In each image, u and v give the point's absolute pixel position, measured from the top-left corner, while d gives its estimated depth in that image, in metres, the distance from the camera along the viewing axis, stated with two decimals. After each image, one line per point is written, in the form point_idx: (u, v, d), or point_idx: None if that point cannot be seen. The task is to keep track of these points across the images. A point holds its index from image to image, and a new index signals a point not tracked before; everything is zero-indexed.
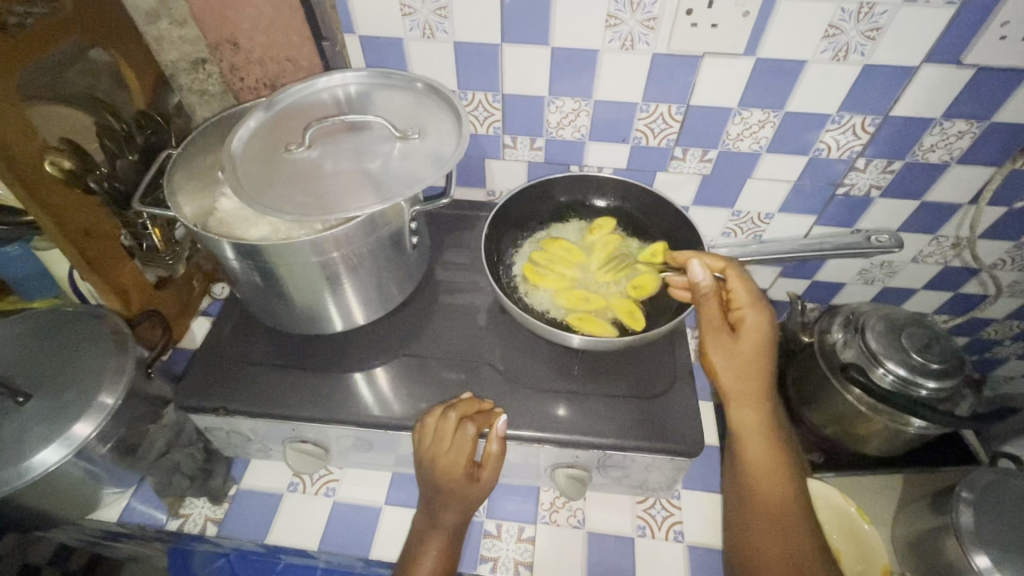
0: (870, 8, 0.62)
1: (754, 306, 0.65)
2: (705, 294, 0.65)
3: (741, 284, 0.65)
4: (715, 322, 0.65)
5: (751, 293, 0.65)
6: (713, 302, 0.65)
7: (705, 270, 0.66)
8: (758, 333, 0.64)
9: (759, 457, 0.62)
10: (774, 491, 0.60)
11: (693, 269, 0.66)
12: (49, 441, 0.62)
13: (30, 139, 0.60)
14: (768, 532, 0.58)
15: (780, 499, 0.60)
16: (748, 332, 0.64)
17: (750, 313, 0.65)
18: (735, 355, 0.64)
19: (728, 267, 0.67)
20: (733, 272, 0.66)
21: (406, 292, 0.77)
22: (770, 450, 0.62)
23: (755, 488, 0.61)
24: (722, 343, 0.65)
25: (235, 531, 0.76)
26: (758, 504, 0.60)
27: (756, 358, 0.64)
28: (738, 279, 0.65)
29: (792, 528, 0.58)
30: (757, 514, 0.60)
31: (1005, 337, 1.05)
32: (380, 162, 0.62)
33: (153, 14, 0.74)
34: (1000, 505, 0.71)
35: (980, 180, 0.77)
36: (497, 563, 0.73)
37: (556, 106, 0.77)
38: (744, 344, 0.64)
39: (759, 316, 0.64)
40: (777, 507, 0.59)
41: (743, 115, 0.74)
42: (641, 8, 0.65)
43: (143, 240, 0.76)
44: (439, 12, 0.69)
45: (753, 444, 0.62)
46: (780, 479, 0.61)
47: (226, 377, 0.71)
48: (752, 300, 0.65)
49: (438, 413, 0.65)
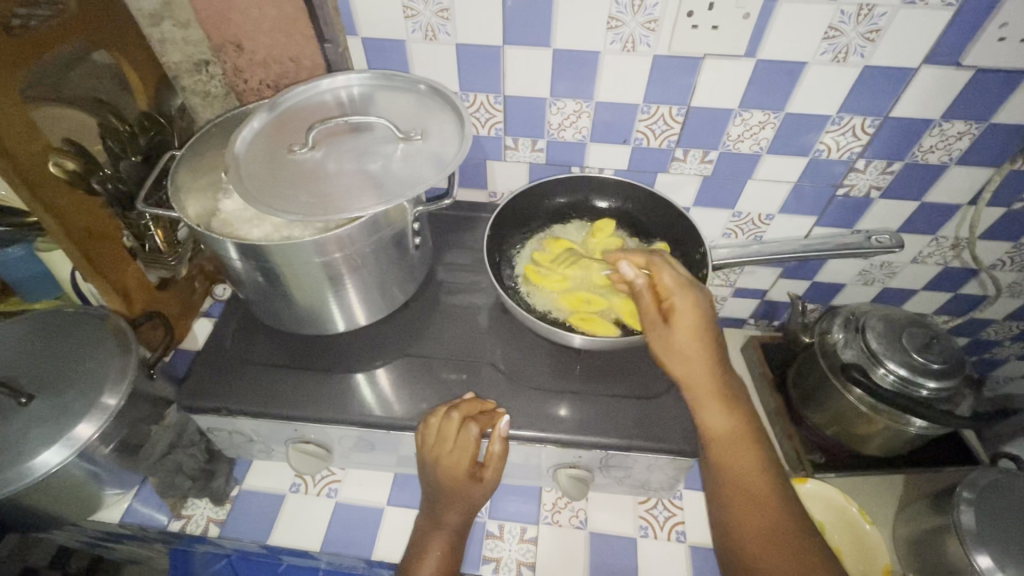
0: (869, 10, 0.62)
1: (682, 290, 0.62)
2: (640, 290, 0.64)
3: (666, 270, 0.62)
4: (650, 316, 0.63)
5: (677, 277, 0.62)
6: (647, 295, 0.64)
7: (634, 267, 0.64)
8: (691, 317, 0.61)
9: (727, 443, 0.59)
10: (749, 476, 0.58)
11: (621, 269, 0.64)
12: (51, 442, 0.62)
13: (34, 140, 0.60)
14: (750, 519, 0.56)
15: (757, 482, 0.57)
16: (680, 318, 0.61)
17: (678, 298, 0.62)
18: (673, 346, 0.61)
19: (652, 258, 0.64)
20: (658, 261, 0.63)
21: (408, 292, 0.77)
22: (737, 434, 0.59)
23: (730, 477, 0.58)
24: (660, 336, 0.62)
25: (238, 533, 0.76)
26: (736, 493, 0.57)
27: (696, 344, 0.61)
28: (662, 268, 0.62)
29: (772, 509, 0.56)
30: (738, 505, 0.57)
31: (1004, 338, 1.05)
32: (382, 163, 0.62)
33: (156, 15, 0.74)
34: (1000, 505, 0.71)
35: (979, 181, 0.78)
36: (500, 563, 0.73)
37: (558, 107, 0.78)
38: (680, 333, 0.61)
39: (688, 299, 0.61)
40: (755, 491, 0.57)
41: (744, 116, 0.75)
42: (642, 10, 0.65)
43: (145, 241, 0.76)
44: (441, 14, 0.69)
45: (718, 432, 0.60)
46: (754, 462, 0.58)
47: (228, 377, 0.71)
48: (678, 285, 0.62)
49: (441, 413, 0.65)
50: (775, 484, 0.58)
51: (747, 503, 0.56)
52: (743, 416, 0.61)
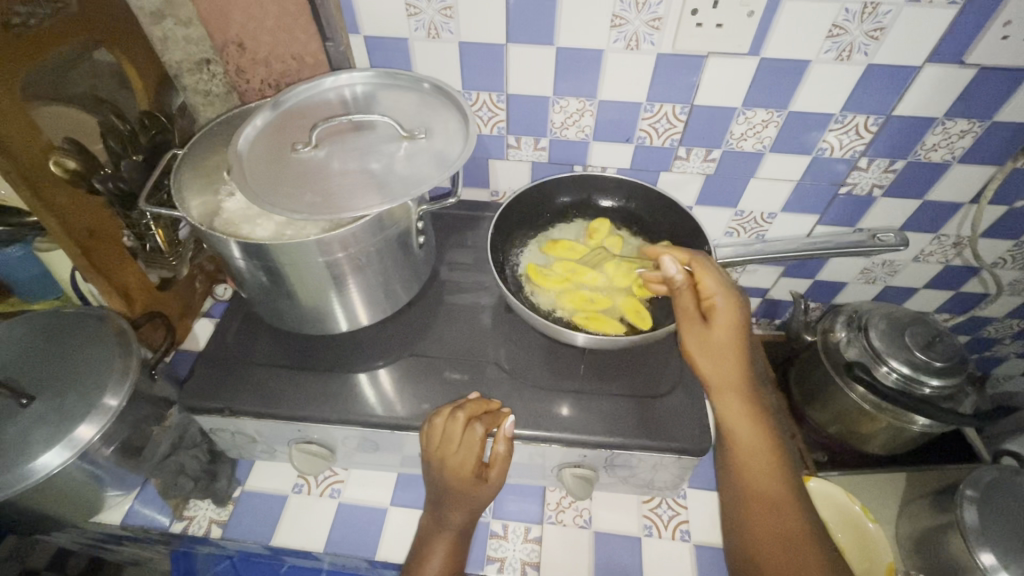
0: (873, 8, 0.62)
1: (724, 292, 0.63)
2: (680, 287, 0.64)
3: (709, 274, 0.63)
4: (688, 314, 0.64)
5: (720, 280, 0.64)
6: (686, 293, 0.64)
7: (676, 263, 0.64)
8: (732, 320, 0.62)
9: (746, 444, 0.60)
10: (765, 477, 0.59)
11: (664, 264, 0.65)
12: (52, 444, 0.61)
13: (35, 138, 0.60)
14: (764, 516, 0.57)
15: (772, 484, 0.58)
16: (720, 319, 0.62)
17: (720, 299, 0.62)
18: (709, 346, 0.61)
19: (695, 258, 0.65)
20: (702, 263, 0.64)
21: (412, 292, 0.77)
22: (758, 436, 0.60)
23: (745, 476, 0.59)
24: (696, 334, 0.62)
25: (240, 534, 0.75)
26: (751, 491, 0.58)
27: (733, 347, 0.61)
28: (707, 271, 0.63)
29: (785, 510, 0.57)
30: (751, 503, 0.58)
31: (1005, 336, 1.06)
32: (387, 162, 0.62)
33: (158, 13, 0.73)
34: (1005, 503, 0.71)
35: (981, 180, 0.78)
36: (504, 563, 0.73)
37: (561, 106, 0.78)
38: (718, 334, 0.61)
39: (730, 302, 0.62)
40: (771, 493, 0.58)
41: (747, 115, 0.75)
42: (647, 8, 0.65)
43: (146, 241, 0.75)
44: (444, 12, 0.69)
45: (739, 432, 0.60)
46: (771, 464, 0.59)
47: (230, 377, 0.71)
48: (722, 287, 0.63)
49: (446, 413, 0.64)
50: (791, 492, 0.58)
51: (762, 504, 0.57)
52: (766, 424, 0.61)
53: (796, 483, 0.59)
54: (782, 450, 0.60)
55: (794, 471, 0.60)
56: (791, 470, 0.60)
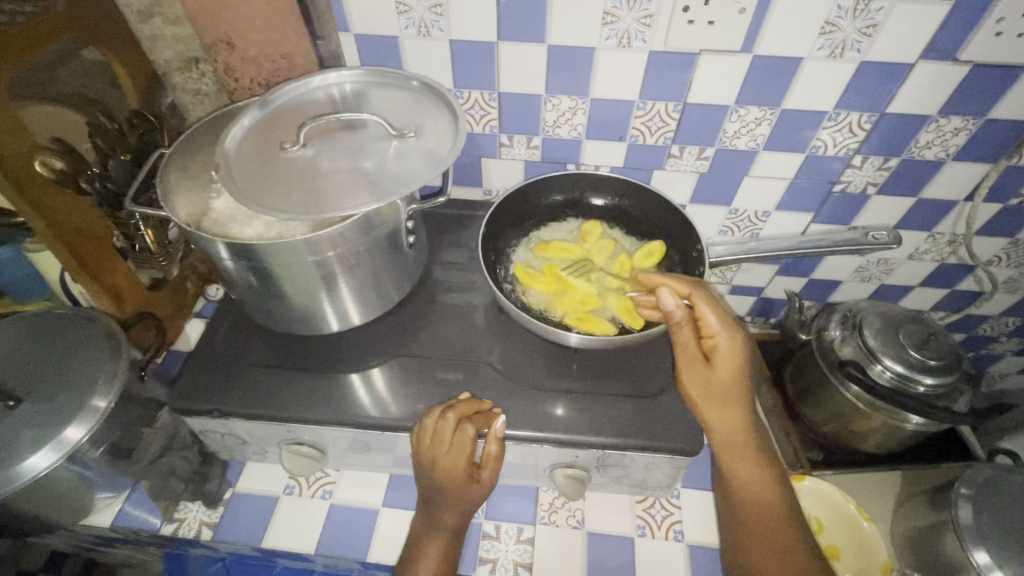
0: (866, 4, 0.62)
1: (726, 331, 0.61)
2: (679, 324, 0.62)
3: (710, 311, 0.62)
4: (689, 352, 0.63)
5: (722, 317, 0.62)
6: (687, 330, 0.63)
7: (675, 297, 0.62)
8: (735, 360, 0.61)
9: (746, 477, 0.62)
10: (767, 509, 0.61)
11: (662, 297, 0.62)
12: (40, 445, 0.61)
13: (22, 138, 0.60)
14: (769, 551, 0.59)
15: (773, 518, 0.60)
16: (722, 359, 0.61)
17: (723, 339, 0.61)
18: (711, 386, 0.62)
19: (695, 291, 0.63)
20: (702, 297, 0.63)
21: (403, 292, 0.76)
22: (757, 469, 0.62)
23: (748, 511, 0.62)
24: (697, 373, 0.62)
25: (231, 536, 0.75)
26: (754, 525, 0.61)
27: (734, 386, 0.62)
28: (707, 308, 0.62)
29: (789, 542, 0.59)
30: (754, 536, 0.60)
31: (1000, 334, 1.05)
32: (376, 161, 0.62)
33: (146, 12, 0.73)
34: (999, 503, 0.71)
35: (976, 178, 0.77)
36: (496, 564, 0.72)
37: (553, 104, 0.77)
38: (721, 375, 0.61)
39: (732, 342, 0.61)
40: (774, 527, 0.60)
41: (740, 113, 0.74)
42: (638, 5, 0.65)
43: (136, 241, 0.76)
44: (435, 10, 0.68)
45: (740, 466, 0.62)
46: (771, 494, 0.62)
47: (220, 378, 0.70)
48: (724, 325, 0.62)
49: (436, 413, 0.64)
50: (792, 525, 0.60)
51: (766, 538, 0.60)
52: (764, 457, 0.63)
53: (795, 512, 0.62)
54: (781, 481, 0.63)
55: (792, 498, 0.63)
56: (791, 501, 0.62)
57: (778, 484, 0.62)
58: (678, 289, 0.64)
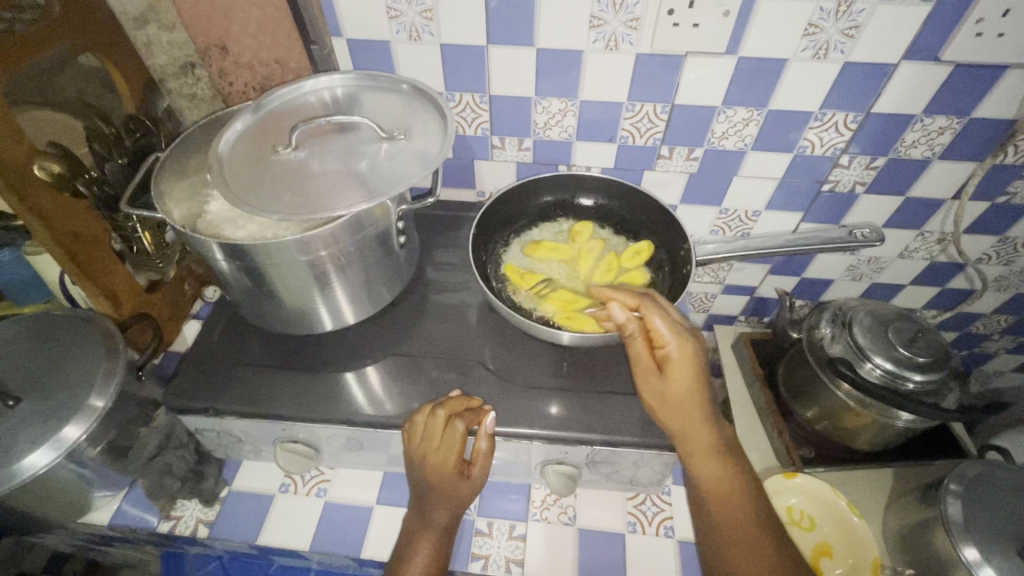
0: (847, 6, 0.63)
1: (676, 339, 0.62)
2: (630, 335, 0.63)
3: (660, 319, 0.63)
4: (643, 363, 0.64)
5: (672, 326, 0.63)
6: (640, 341, 0.64)
7: (625, 310, 0.64)
8: (686, 367, 0.62)
9: (715, 491, 0.62)
10: (738, 511, 0.61)
11: (614, 311, 0.64)
12: (39, 444, 0.62)
13: (20, 142, 0.61)
14: (742, 555, 0.58)
15: (747, 522, 0.60)
16: (674, 368, 0.62)
17: (673, 348, 0.62)
18: (667, 395, 0.63)
19: (643, 303, 0.64)
20: (651, 308, 0.64)
21: (395, 291, 0.78)
22: (724, 478, 0.62)
23: (722, 521, 0.61)
24: (652, 384, 0.63)
25: (227, 533, 0.76)
26: (731, 534, 0.60)
27: (691, 393, 0.62)
28: (655, 316, 0.63)
29: (762, 541, 0.59)
30: (732, 547, 0.59)
31: (993, 332, 1.05)
32: (368, 162, 0.63)
33: (141, 19, 0.75)
34: (986, 497, 0.71)
35: (963, 175, 0.78)
36: (489, 560, 0.73)
37: (543, 106, 0.78)
38: (675, 382, 0.62)
39: (683, 349, 0.62)
40: (749, 532, 0.59)
41: (728, 113, 0.75)
42: (624, 8, 0.66)
43: (133, 243, 0.79)
44: (424, 15, 0.70)
45: (706, 472, 0.63)
46: (740, 497, 0.62)
47: (216, 377, 0.72)
48: (673, 334, 0.63)
49: (427, 411, 0.65)
50: (767, 529, 0.60)
51: (744, 546, 0.59)
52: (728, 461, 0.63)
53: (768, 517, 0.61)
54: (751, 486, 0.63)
55: (761, 498, 0.63)
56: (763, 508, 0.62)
57: (750, 492, 0.62)
58: (628, 303, 0.65)
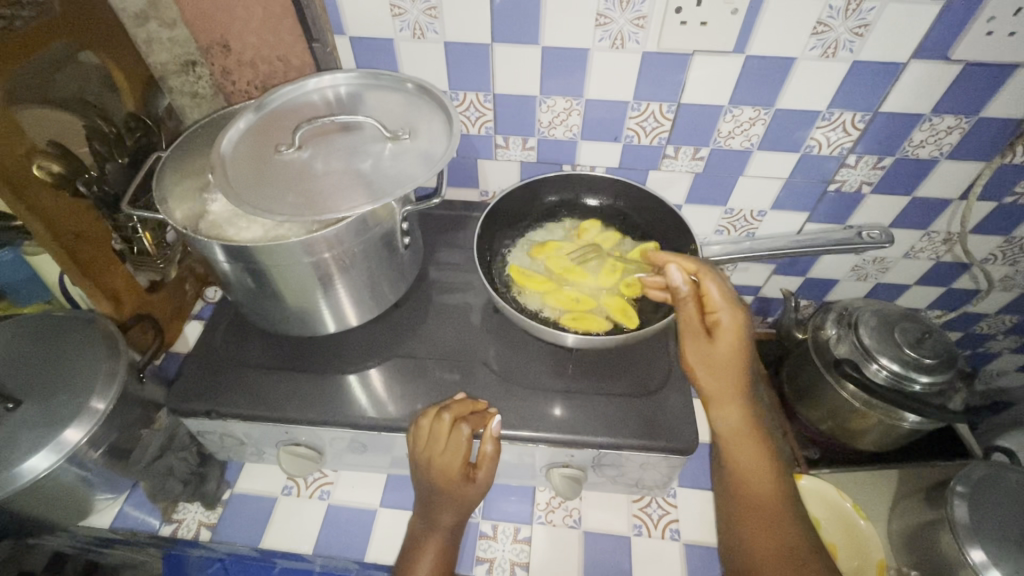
0: (857, 4, 0.62)
1: (728, 308, 0.62)
2: (683, 299, 0.64)
3: (716, 285, 0.62)
4: (692, 326, 0.64)
5: (726, 294, 0.62)
6: (692, 305, 0.64)
7: (681, 274, 0.64)
8: (735, 337, 0.62)
9: (742, 460, 0.63)
10: (760, 489, 0.62)
11: (671, 274, 0.64)
12: (39, 447, 0.61)
13: (19, 141, 0.60)
14: (762, 524, 0.60)
15: (767, 493, 0.62)
16: (723, 335, 0.62)
17: (725, 315, 0.62)
18: (712, 360, 0.63)
19: (700, 268, 0.64)
20: (707, 272, 0.64)
21: (400, 292, 0.77)
22: (753, 450, 0.63)
23: (745, 488, 0.63)
24: (699, 348, 0.63)
25: (230, 537, 0.75)
26: (750, 502, 0.62)
27: (734, 363, 0.63)
28: (712, 282, 0.62)
29: (781, 524, 0.60)
30: (750, 513, 0.61)
31: (997, 332, 1.05)
32: (372, 162, 0.62)
33: (142, 16, 0.74)
34: (993, 502, 0.71)
35: (970, 176, 0.78)
36: (493, 564, 0.73)
37: (548, 105, 0.77)
38: (721, 349, 0.62)
39: (735, 319, 0.62)
40: (768, 504, 0.61)
41: (734, 113, 0.75)
42: (630, 6, 0.65)
43: (134, 243, 0.76)
44: (429, 12, 0.69)
45: (735, 446, 0.64)
46: (765, 475, 0.63)
47: (218, 379, 0.71)
48: (727, 302, 0.62)
49: (432, 413, 0.64)
50: (785, 502, 0.62)
51: (760, 515, 0.61)
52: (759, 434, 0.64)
53: (789, 492, 0.63)
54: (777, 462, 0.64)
55: (788, 479, 0.64)
56: (788, 484, 0.63)
57: (777, 469, 0.63)
58: (685, 266, 0.65)
